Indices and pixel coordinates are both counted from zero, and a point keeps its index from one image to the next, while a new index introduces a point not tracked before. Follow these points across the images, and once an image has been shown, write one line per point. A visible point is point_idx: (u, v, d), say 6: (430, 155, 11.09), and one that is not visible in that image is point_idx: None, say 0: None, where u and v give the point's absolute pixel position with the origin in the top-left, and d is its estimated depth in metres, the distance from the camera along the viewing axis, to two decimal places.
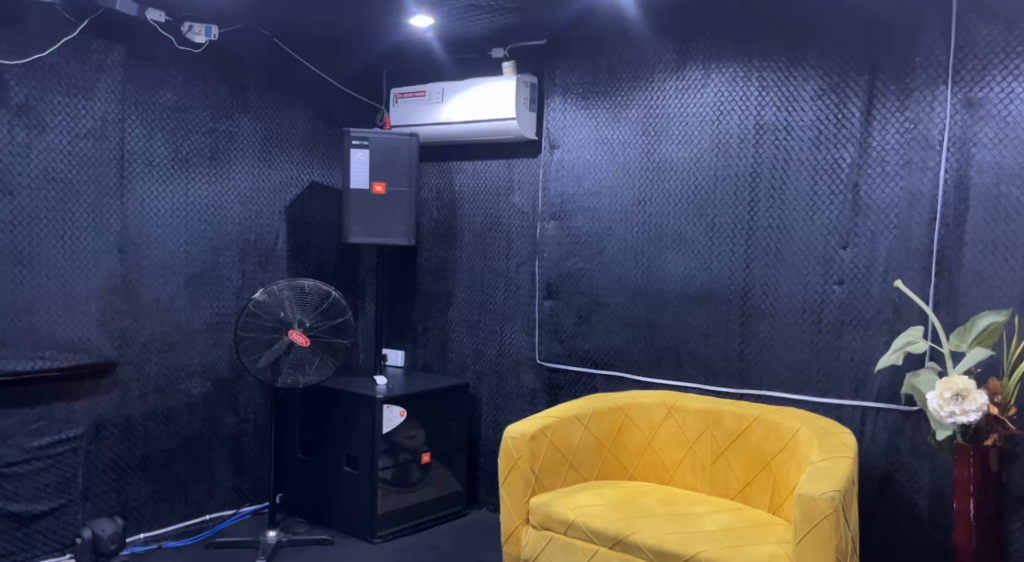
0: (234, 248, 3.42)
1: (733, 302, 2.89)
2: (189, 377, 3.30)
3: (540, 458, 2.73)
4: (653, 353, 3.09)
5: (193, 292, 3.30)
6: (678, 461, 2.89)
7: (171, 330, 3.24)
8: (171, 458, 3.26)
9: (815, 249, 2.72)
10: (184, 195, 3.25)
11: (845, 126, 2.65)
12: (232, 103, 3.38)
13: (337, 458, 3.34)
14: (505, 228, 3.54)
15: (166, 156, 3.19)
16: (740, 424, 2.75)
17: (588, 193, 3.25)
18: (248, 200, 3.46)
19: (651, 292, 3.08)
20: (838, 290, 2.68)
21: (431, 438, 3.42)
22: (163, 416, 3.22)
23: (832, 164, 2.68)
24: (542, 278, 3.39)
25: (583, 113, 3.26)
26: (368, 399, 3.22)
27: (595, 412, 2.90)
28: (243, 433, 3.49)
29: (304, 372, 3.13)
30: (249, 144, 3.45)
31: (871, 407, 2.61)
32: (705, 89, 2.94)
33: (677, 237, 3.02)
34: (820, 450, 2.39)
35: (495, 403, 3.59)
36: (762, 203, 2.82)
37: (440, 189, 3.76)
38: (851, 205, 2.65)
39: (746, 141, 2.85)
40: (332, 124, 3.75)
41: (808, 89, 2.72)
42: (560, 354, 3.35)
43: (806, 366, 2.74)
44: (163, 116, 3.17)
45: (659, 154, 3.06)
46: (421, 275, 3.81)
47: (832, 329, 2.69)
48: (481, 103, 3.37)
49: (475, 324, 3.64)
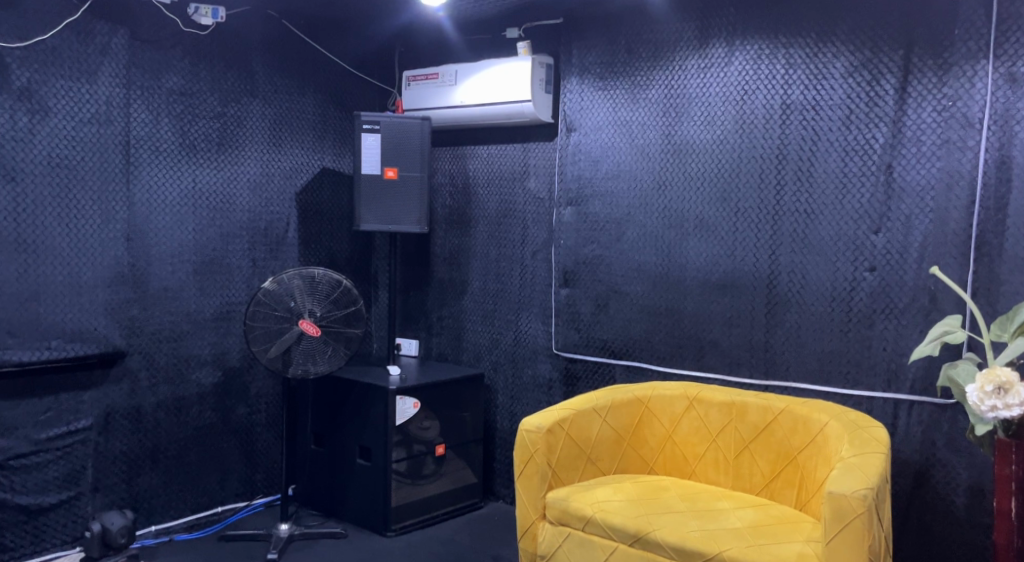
0: (243, 235, 3.35)
1: (759, 290, 2.78)
2: (199, 367, 3.23)
3: (557, 452, 2.64)
4: (674, 343, 2.98)
5: (203, 281, 3.23)
6: (700, 454, 2.79)
7: (181, 319, 3.17)
8: (182, 449, 3.20)
9: (845, 234, 2.60)
10: (192, 181, 3.18)
11: (878, 105, 2.52)
12: (241, 87, 3.30)
13: (349, 450, 3.27)
14: (520, 214, 3.43)
15: (173, 141, 3.11)
16: (765, 417, 2.65)
17: (606, 177, 3.14)
18: (258, 187, 3.38)
19: (672, 280, 2.97)
20: (869, 277, 2.56)
21: (446, 429, 3.34)
22: (173, 407, 3.16)
23: (863, 145, 2.55)
24: (559, 265, 3.29)
25: (600, 93, 3.14)
26: (380, 389, 3.14)
27: (614, 404, 2.81)
28: (254, 423, 3.42)
29: (316, 362, 3.06)
30: (258, 129, 3.37)
31: (904, 399, 2.49)
32: (729, 67, 2.81)
33: (698, 223, 2.90)
34: (851, 444, 2.28)
35: (511, 393, 3.50)
36: (789, 186, 2.70)
37: (454, 174, 3.66)
38: (883, 188, 2.52)
39: (771, 121, 2.72)
40: (343, 109, 3.66)
41: (838, 66, 2.59)
42: (578, 344, 3.25)
43: (835, 357, 2.63)
44: (169, 101, 3.09)
45: (680, 136, 2.94)
46: (434, 263, 3.72)
47: (863, 318, 2.57)
48: (495, 85, 3.27)
49: (490, 313, 3.55)
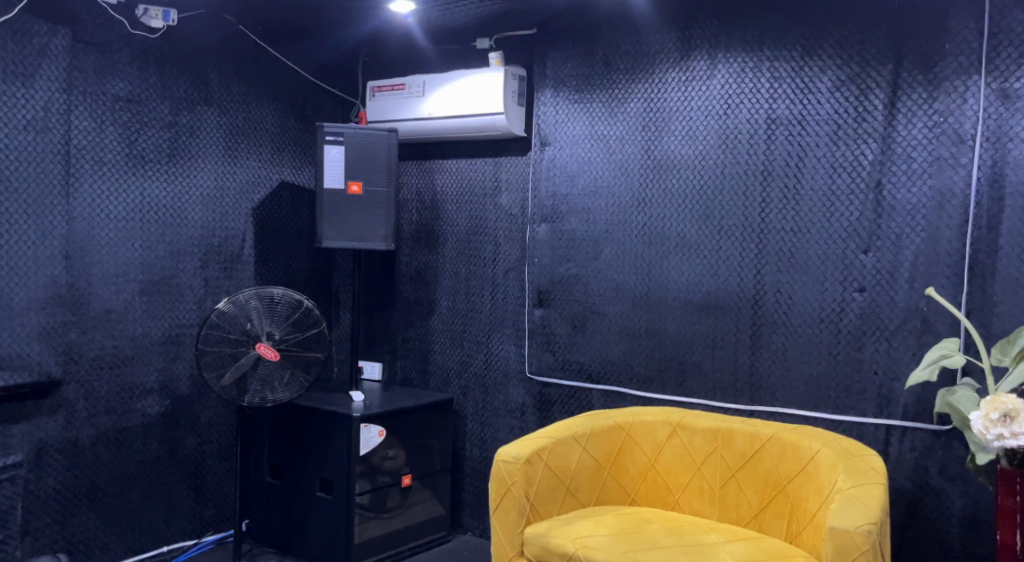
0: (195, 252, 3.13)
1: (743, 311, 2.67)
2: (145, 395, 3.00)
3: (536, 484, 2.49)
4: (654, 366, 2.86)
5: (150, 302, 3.00)
6: (683, 484, 2.65)
7: (125, 343, 2.94)
8: (123, 485, 2.95)
9: (833, 253, 2.51)
10: (139, 194, 2.95)
11: (867, 120, 2.44)
12: (193, 95, 3.10)
13: (309, 482, 3.06)
14: (490, 231, 3.29)
15: (119, 151, 2.89)
16: (752, 445, 2.53)
17: (582, 193, 3.01)
18: (211, 202, 3.17)
19: (652, 301, 2.85)
20: (858, 298, 2.47)
21: (412, 459, 3.15)
22: (115, 439, 2.92)
23: (852, 161, 2.47)
24: (532, 284, 3.14)
25: (576, 106, 3.02)
26: (343, 417, 2.94)
27: (594, 431, 2.66)
28: (205, 455, 3.19)
29: (274, 389, 2.85)
30: (212, 140, 3.16)
31: (896, 425, 2.40)
32: (711, 80, 2.71)
33: (680, 241, 2.79)
34: (847, 474, 2.17)
35: (481, 419, 3.33)
36: (775, 203, 2.61)
37: (420, 190, 3.50)
38: (873, 206, 2.44)
39: (756, 136, 2.63)
40: (303, 119, 3.48)
41: (825, 81, 2.50)
42: (552, 367, 3.10)
43: (824, 381, 2.53)
44: (115, 108, 2.88)
45: (660, 151, 2.83)
46: (400, 282, 3.55)
47: (852, 341, 2.48)
48: (466, 97, 3.12)
49: (459, 335, 3.38)
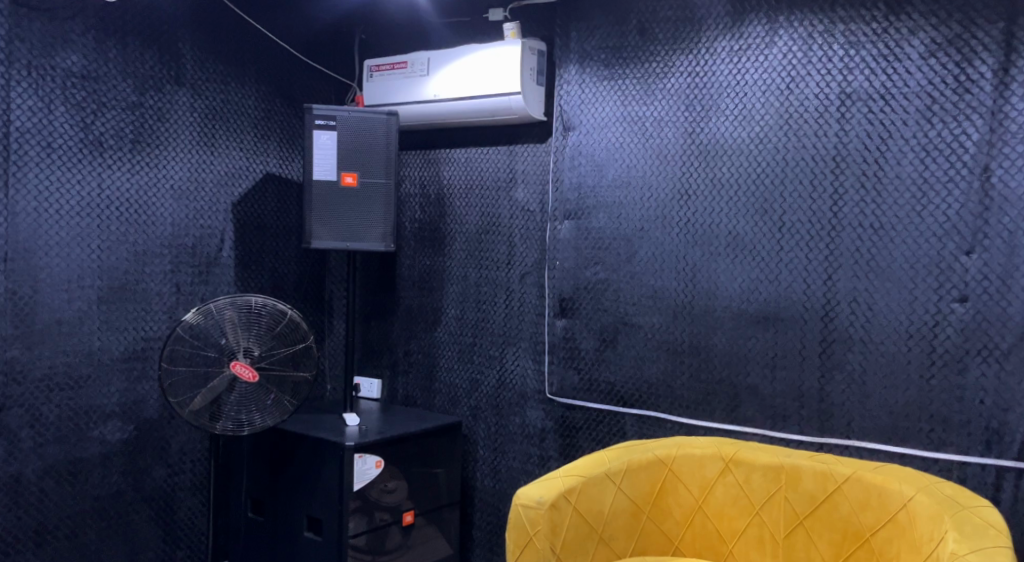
0: (164, 254, 2.70)
1: (811, 324, 2.23)
2: (104, 420, 2.57)
3: (563, 534, 2.04)
4: (701, 389, 2.41)
5: (109, 312, 2.57)
6: (738, 531, 2.21)
7: (79, 361, 2.51)
8: (78, 526, 2.52)
9: (926, 253, 2.07)
10: (96, 185, 2.53)
11: (971, 91, 2.00)
12: (162, 73, 2.67)
13: (295, 521, 2.61)
14: (505, 230, 2.85)
15: (72, 136, 2.47)
16: (825, 487, 2.09)
17: (612, 184, 2.57)
18: (183, 195, 2.74)
19: (698, 311, 2.41)
20: (958, 308, 2.03)
21: (416, 493, 2.70)
22: (67, 473, 2.49)
23: (949, 142, 2.03)
24: (553, 291, 2.70)
25: (605, 83, 2.58)
26: (334, 447, 2.50)
27: (631, 468, 2.22)
28: (176, 487, 2.75)
29: (253, 416, 2.42)
30: (185, 124, 2.73)
31: (1010, 467, 1.98)
32: (770, 49, 2.28)
33: (732, 240, 2.35)
34: (960, 533, 1.73)
35: (494, 445, 2.89)
36: (849, 195, 2.17)
37: (424, 183, 3.06)
38: (979, 196, 2.00)
39: (826, 115, 2.19)
40: (291, 103, 3.05)
41: (915, 44, 2.06)
42: (577, 388, 2.66)
43: (914, 410, 2.09)
44: (67, 86, 2.45)
45: (707, 134, 2.39)
46: (401, 288, 3.11)
47: (951, 362, 2.04)
48: (477, 75, 2.68)
49: (468, 348, 2.94)
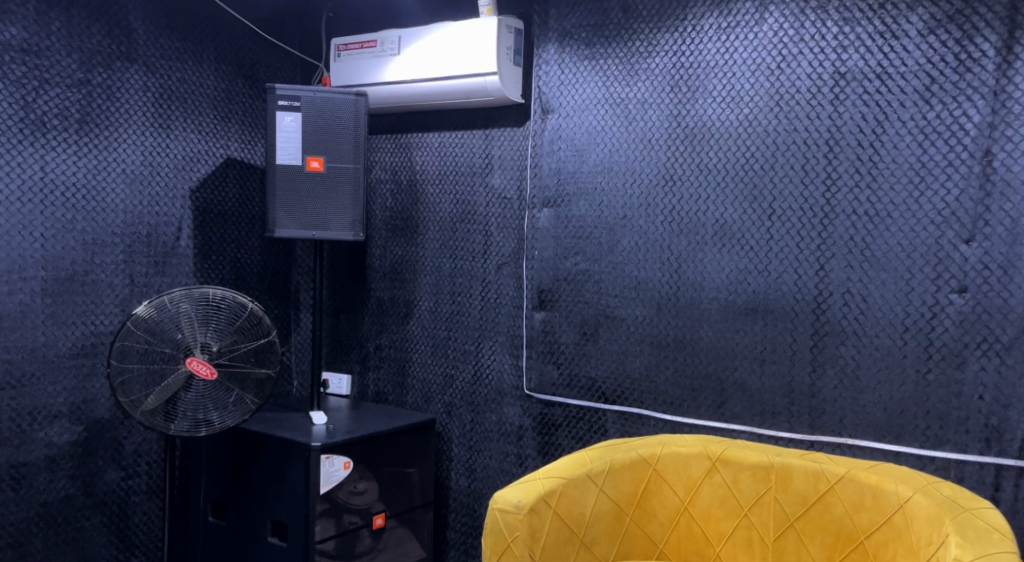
0: (116, 243, 2.53)
1: (802, 316, 2.13)
2: (50, 421, 2.40)
3: (543, 539, 1.89)
4: (686, 384, 2.30)
5: (55, 305, 2.40)
6: (726, 533, 2.10)
7: (22, 358, 2.34)
8: (22, 535, 2.35)
9: (924, 242, 1.97)
10: (39, 168, 2.35)
11: (973, 70, 1.90)
12: (112, 49, 2.49)
13: (258, 526, 2.46)
14: (481, 218, 2.71)
15: (12, 115, 2.29)
16: (817, 488, 1.99)
17: (594, 170, 2.45)
18: (137, 180, 2.57)
19: (683, 303, 2.30)
20: (957, 299, 1.94)
21: (388, 494, 2.56)
22: (9, 479, 2.32)
23: (949, 124, 1.93)
24: (532, 282, 2.57)
25: (586, 64, 2.45)
26: (299, 447, 2.35)
27: (614, 468, 2.09)
28: (131, 491, 2.59)
29: (211, 416, 2.26)
30: (137, 104, 2.56)
31: (1011, 465, 1.89)
32: (759, 27, 2.16)
33: (719, 229, 2.24)
34: (963, 537, 1.63)
35: (469, 444, 2.76)
36: (844, 181, 2.06)
37: (396, 169, 2.92)
38: (980, 181, 1.91)
39: (819, 96, 2.08)
40: (253, 83, 2.89)
41: (914, 21, 1.96)
42: (557, 384, 2.53)
43: (910, 406, 1.99)
44: (4, 60, 2.27)
45: (693, 116, 2.27)
46: (372, 279, 2.97)
47: (950, 356, 1.95)
48: (451, 53, 2.53)
49: (442, 342, 2.80)
